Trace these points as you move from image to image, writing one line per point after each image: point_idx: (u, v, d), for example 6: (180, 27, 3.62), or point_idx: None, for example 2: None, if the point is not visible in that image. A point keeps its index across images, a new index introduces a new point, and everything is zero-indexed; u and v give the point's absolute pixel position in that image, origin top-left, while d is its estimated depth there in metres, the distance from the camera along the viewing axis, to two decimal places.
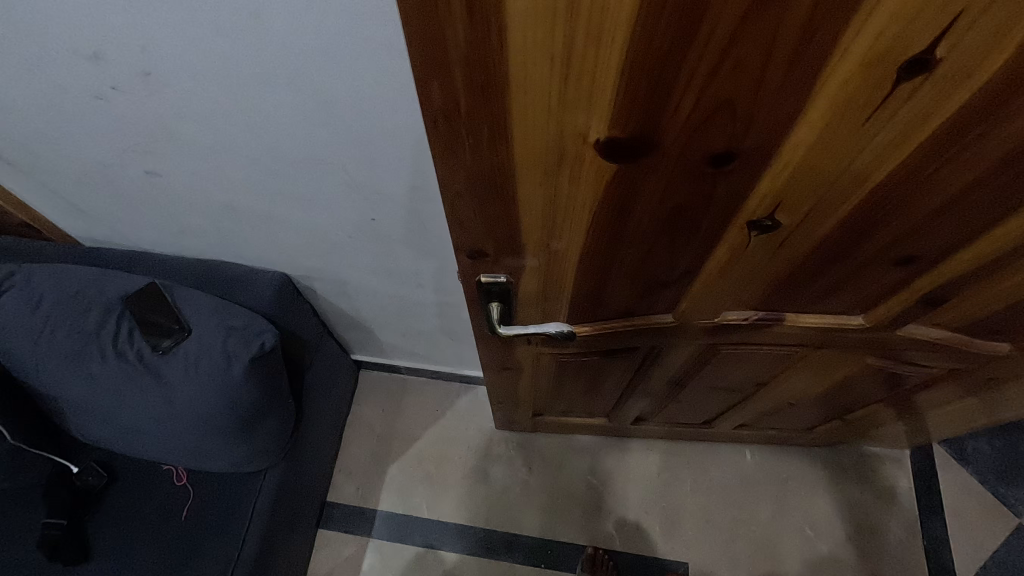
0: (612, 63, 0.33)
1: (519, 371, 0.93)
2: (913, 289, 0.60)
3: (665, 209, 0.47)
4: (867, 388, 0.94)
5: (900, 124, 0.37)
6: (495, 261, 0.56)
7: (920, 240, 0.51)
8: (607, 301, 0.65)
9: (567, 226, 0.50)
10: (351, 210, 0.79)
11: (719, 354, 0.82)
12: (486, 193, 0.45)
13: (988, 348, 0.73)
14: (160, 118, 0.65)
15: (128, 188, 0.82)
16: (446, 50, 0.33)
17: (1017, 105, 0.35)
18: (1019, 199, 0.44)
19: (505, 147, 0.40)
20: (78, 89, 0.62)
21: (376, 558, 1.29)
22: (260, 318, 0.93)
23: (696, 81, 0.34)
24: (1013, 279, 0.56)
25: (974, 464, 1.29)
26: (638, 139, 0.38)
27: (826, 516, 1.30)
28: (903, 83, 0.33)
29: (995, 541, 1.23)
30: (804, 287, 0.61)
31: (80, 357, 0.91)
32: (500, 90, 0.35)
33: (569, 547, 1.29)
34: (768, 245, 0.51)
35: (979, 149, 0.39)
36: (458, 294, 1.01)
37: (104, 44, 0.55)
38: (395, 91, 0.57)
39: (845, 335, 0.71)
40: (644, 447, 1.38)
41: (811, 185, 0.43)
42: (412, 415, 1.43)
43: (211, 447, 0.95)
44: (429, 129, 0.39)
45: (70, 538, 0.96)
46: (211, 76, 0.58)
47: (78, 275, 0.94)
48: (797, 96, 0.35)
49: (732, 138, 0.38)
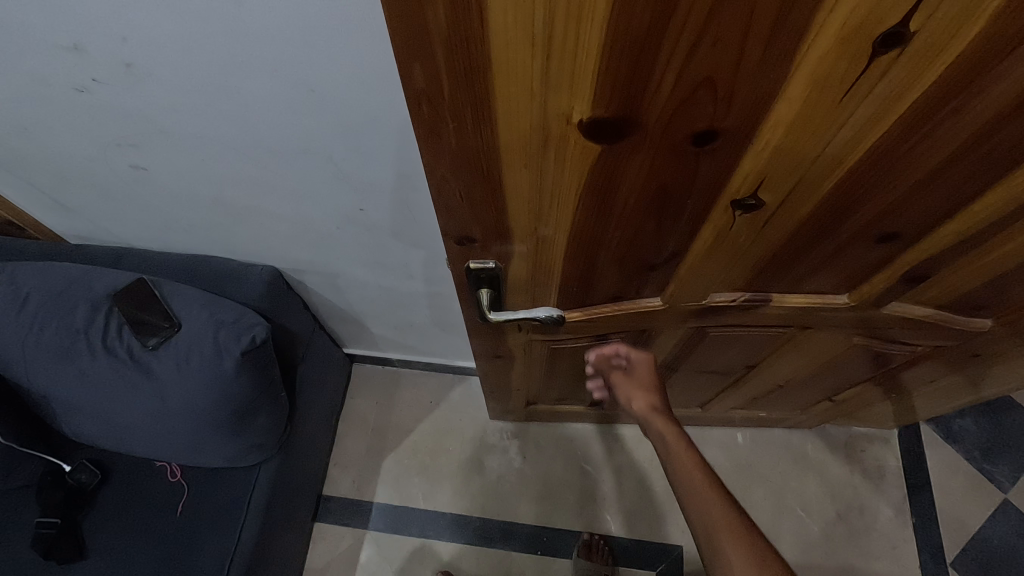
0: (592, 42, 0.33)
1: (510, 359, 0.93)
2: (897, 266, 0.61)
3: (650, 189, 0.47)
4: (855, 368, 0.95)
5: (879, 99, 0.37)
6: (484, 247, 0.56)
7: (902, 216, 0.52)
8: (596, 285, 0.65)
9: (554, 210, 0.50)
10: (339, 200, 0.79)
11: (708, 337, 0.83)
12: (471, 178, 0.45)
13: (971, 325, 0.75)
14: (142, 110, 0.65)
15: (113, 183, 0.81)
16: (427, 33, 0.33)
17: (991, 76, 0.35)
18: (994, 171, 0.45)
19: (489, 130, 0.40)
20: (58, 83, 0.62)
21: (374, 550, 1.29)
22: (250, 311, 0.92)
23: (676, 60, 0.34)
24: (991, 255, 0.57)
25: (962, 443, 1.33)
26: (620, 119, 0.39)
27: (817, 496, 1.32)
28: (880, 57, 0.34)
29: (981, 516, 1.26)
30: (791, 267, 0.61)
31: (69, 354, 0.90)
32: (481, 70, 0.35)
33: (565, 534, 1.30)
34: (752, 225, 0.52)
35: (957, 121, 0.39)
36: (448, 284, 1.01)
37: (85, 36, 0.54)
38: (378, 78, 0.57)
39: (831, 315, 0.72)
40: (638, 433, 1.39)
41: (793, 162, 0.43)
42: (406, 407, 1.43)
43: (204, 441, 0.95)
44: (412, 113, 0.39)
45: (64, 537, 0.96)
46: (195, 67, 0.57)
47: (64, 271, 0.93)
48: (776, 72, 0.35)
49: (713, 116, 0.38)
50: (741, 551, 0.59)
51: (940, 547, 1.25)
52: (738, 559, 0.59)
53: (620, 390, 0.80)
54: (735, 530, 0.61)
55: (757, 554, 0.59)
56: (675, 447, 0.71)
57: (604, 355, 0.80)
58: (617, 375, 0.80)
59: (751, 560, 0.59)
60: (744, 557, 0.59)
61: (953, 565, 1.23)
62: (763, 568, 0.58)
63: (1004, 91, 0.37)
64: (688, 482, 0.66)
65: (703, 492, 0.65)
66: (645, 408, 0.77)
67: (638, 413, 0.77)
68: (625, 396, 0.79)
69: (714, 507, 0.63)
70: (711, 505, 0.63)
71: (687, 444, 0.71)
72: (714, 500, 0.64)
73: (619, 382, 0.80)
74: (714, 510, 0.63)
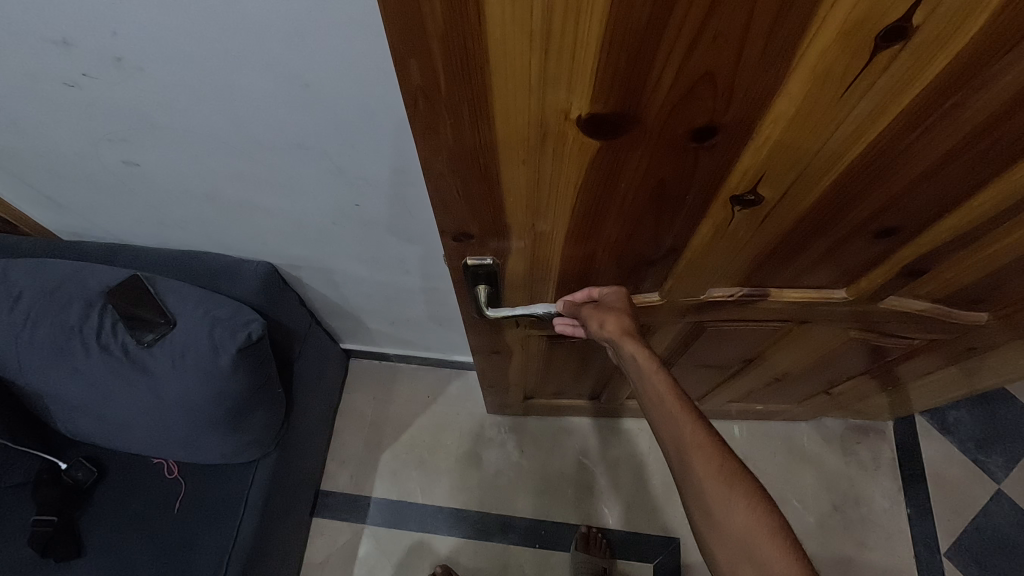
0: (591, 37, 0.33)
1: (508, 354, 0.93)
2: (895, 260, 0.61)
3: (649, 184, 0.46)
4: (851, 361, 0.96)
5: (879, 94, 0.37)
6: (481, 243, 0.55)
7: (901, 212, 0.51)
8: (594, 280, 0.65)
9: (552, 206, 0.50)
10: (335, 195, 0.78)
11: (706, 331, 0.83)
12: (468, 174, 0.45)
13: (967, 318, 0.75)
14: (133, 103, 0.63)
15: (105, 178, 0.80)
16: (424, 30, 0.32)
17: (991, 72, 0.35)
18: (994, 166, 0.45)
19: (487, 126, 0.40)
20: (48, 77, 0.61)
21: (373, 545, 1.30)
22: (247, 308, 0.92)
23: (676, 57, 0.34)
24: (989, 250, 0.57)
25: (956, 434, 1.35)
26: (619, 115, 0.38)
27: (813, 488, 1.33)
28: (882, 52, 0.33)
29: (976, 506, 1.28)
30: (789, 262, 0.61)
31: (63, 351, 0.90)
32: (479, 66, 0.35)
33: (563, 527, 1.31)
34: (751, 219, 0.52)
35: (958, 117, 0.39)
36: (445, 278, 1.01)
37: (74, 30, 0.53)
38: (374, 72, 0.56)
39: (828, 309, 0.72)
40: (636, 426, 1.40)
41: (792, 158, 0.43)
42: (403, 402, 1.43)
43: (201, 438, 0.95)
44: (409, 108, 0.39)
45: (61, 535, 0.96)
46: (185, 59, 0.56)
47: (57, 268, 0.92)
48: (777, 68, 0.35)
49: (713, 112, 0.38)
50: (711, 470, 0.56)
51: (935, 537, 1.26)
52: (708, 479, 0.56)
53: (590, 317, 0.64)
54: (704, 448, 0.57)
55: (727, 475, 0.56)
56: (646, 369, 0.62)
57: (573, 302, 0.66)
58: (585, 306, 0.65)
59: (722, 480, 0.56)
60: (715, 478, 0.56)
61: (946, 555, 1.24)
62: (733, 488, 0.55)
63: (1006, 85, 0.36)
64: (659, 401, 0.61)
65: (674, 410, 0.59)
66: (614, 330, 0.63)
67: (609, 338, 0.63)
68: (594, 322, 0.64)
69: (686, 426, 0.58)
70: (681, 422, 0.58)
71: (658, 363, 0.62)
72: (685, 418, 0.59)
73: (586, 311, 0.65)
74: (684, 428, 0.58)
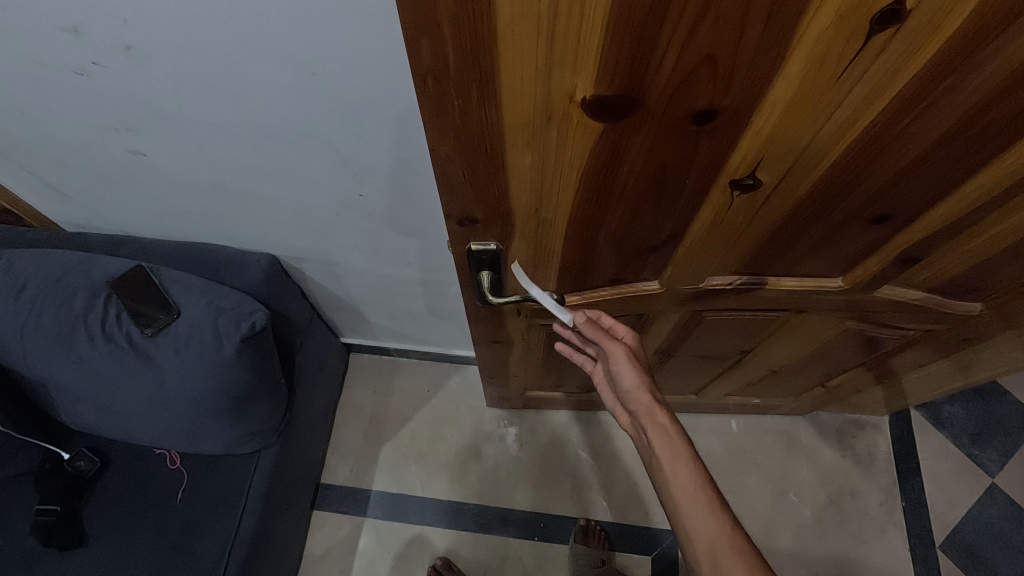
0: (596, 18, 0.33)
1: (508, 345, 0.94)
2: (889, 248, 0.62)
3: (651, 167, 0.47)
4: (847, 353, 0.97)
5: (874, 79, 0.38)
6: (485, 228, 0.57)
7: (897, 196, 0.53)
8: (596, 267, 0.66)
9: (555, 191, 0.51)
10: (339, 186, 0.79)
11: (704, 322, 0.84)
12: (476, 158, 0.46)
13: (961, 309, 0.76)
14: (140, 91, 0.64)
15: (110, 166, 0.81)
16: (435, 9, 0.33)
17: (984, 54, 0.36)
18: (986, 150, 0.46)
19: (494, 108, 0.41)
20: (57, 64, 0.61)
21: (373, 537, 1.30)
22: (250, 298, 0.92)
23: (678, 38, 0.35)
24: (982, 237, 0.59)
25: (950, 428, 1.36)
26: (625, 97, 0.39)
27: (809, 480, 1.34)
28: (876, 34, 0.34)
29: (969, 499, 1.29)
30: (787, 249, 0.63)
31: (68, 340, 0.90)
32: (488, 46, 0.36)
33: (563, 519, 1.32)
34: (750, 205, 0.53)
35: (951, 100, 0.40)
36: (445, 271, 1.01)
37: (87, 19, 0.54)
38: (380, 63, 0.57)
39: (824, 298, 0.73)
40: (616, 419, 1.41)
41: (789, 142, 0.44)
42: (403, 396, 1.44)
43: (204, 429, 0.96)
44: (419, 89, 0.39)
45: (63, 525, 0.96)
46: (191, 48, 0.57)
47: (63, 258, 0.93)
48: (774, 52, 0.36)
49: (714, 94, 0.39)
50: None
51: (931, 530, 1.27)
52: None
53: (618, 366, 0.65)
54: (739, 553, 0.56)
55: None
56: (677, 454, 0.62)
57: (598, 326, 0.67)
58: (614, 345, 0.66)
59: None
60: None
61: (941, 548, 1.25)
62: None
63: (997, 67, 0.38)
64: (687, 492, 0.61)
65: (710, 509, 0.59)
66: (645, 399, 0.66)
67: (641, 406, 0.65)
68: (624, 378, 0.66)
69: (722, 527, 0.58)
70: (719, 525, 0.58)
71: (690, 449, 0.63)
72: (718, 520, 0.59)
73: (615, 358, 0.65)
74: (719, 530, 0.58)
